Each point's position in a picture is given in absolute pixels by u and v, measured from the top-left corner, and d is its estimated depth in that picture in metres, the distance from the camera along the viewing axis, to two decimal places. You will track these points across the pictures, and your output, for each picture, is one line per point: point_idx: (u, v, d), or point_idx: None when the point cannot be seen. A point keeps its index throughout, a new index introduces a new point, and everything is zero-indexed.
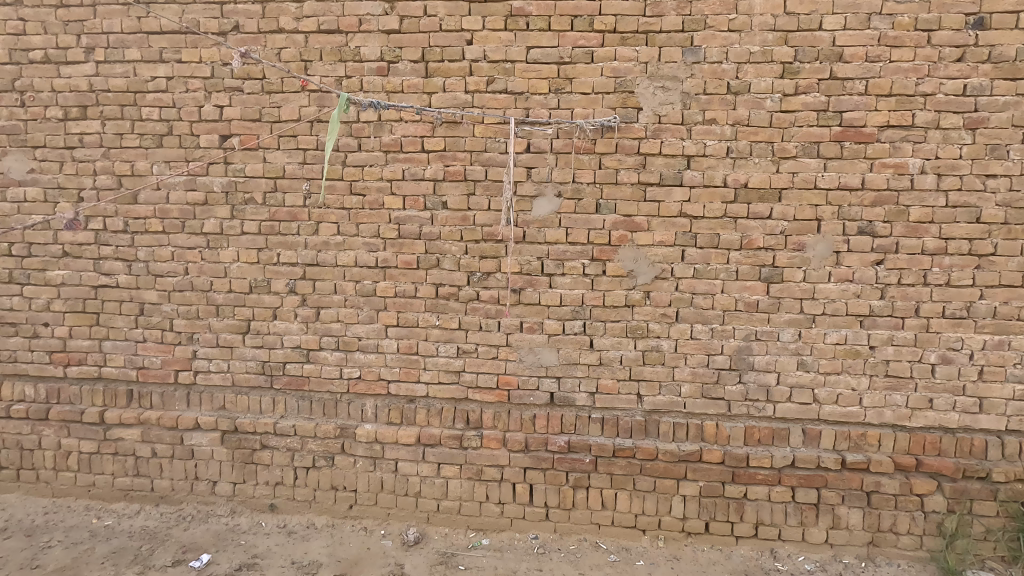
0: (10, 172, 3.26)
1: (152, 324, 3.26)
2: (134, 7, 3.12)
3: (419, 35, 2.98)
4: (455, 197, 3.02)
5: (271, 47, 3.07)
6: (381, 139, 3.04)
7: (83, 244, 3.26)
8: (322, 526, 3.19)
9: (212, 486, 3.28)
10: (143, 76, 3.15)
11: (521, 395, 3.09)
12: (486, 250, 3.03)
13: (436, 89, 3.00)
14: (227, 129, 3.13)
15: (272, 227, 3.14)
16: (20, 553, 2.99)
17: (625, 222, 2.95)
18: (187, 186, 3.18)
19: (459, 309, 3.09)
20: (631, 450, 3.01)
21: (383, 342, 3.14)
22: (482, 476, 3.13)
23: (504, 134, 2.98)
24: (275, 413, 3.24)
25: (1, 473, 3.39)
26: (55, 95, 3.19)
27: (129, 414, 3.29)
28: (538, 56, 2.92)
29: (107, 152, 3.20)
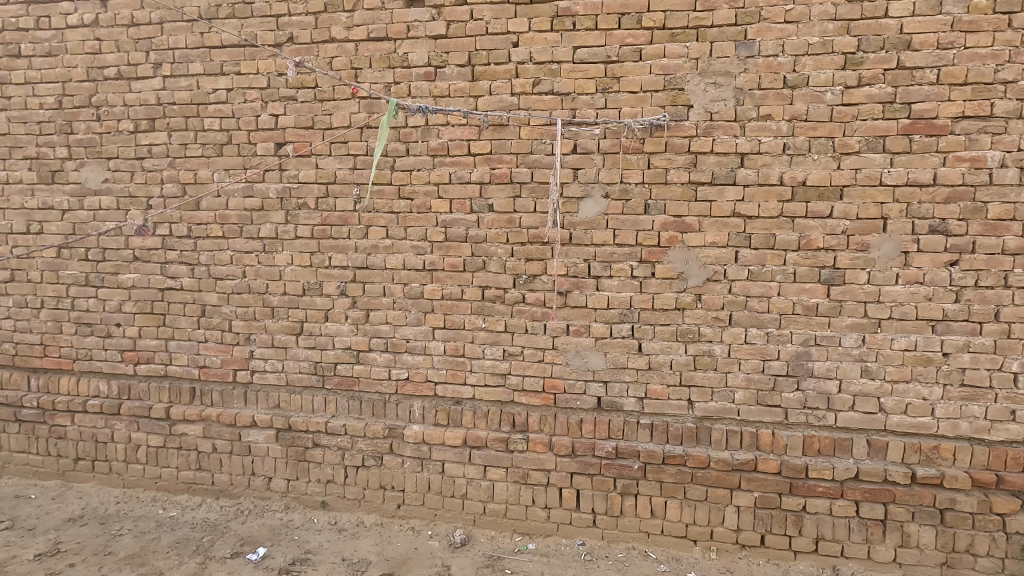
0: (87, 182, 3.49)
1: (213, 325, 3.41)
2: (197, 23, 3.28)
3: (466, 39, 3.00)
4: (501, 199, 3.02)
5: (323, 56, 3.16)
6: (429, 143, 3.08)
7: (151, 248, 3.44)
8: (372, 524, 3.24)
9: (268, 482, 3.40)
10: (205, 88, 3.30)
11: (567, 398, 3.06)
12: (533, 252, 3.01)
13: (482, 92, 3.01)
14: (282, 137, 3.24)
15: (324, 232, 3.23)
16: (95, 539, 3.13)
17: (675, 222, 2.87)
18: (245, 193, 3.31)
19: (505, 312, 3.08)
20: (681, 458, 2.92)
21: (430, 344, 3.17)
22: (528, 480, 3.11)
23: (550, 136, 2.96)
24: (326, 412, 3.33)
25: (79, 464, 3.61)
26: (126, 109, 3.40)
27: (192, 411, 3.44)
28: (585, 56, 2.89)
29: (173, 161, 3.37)
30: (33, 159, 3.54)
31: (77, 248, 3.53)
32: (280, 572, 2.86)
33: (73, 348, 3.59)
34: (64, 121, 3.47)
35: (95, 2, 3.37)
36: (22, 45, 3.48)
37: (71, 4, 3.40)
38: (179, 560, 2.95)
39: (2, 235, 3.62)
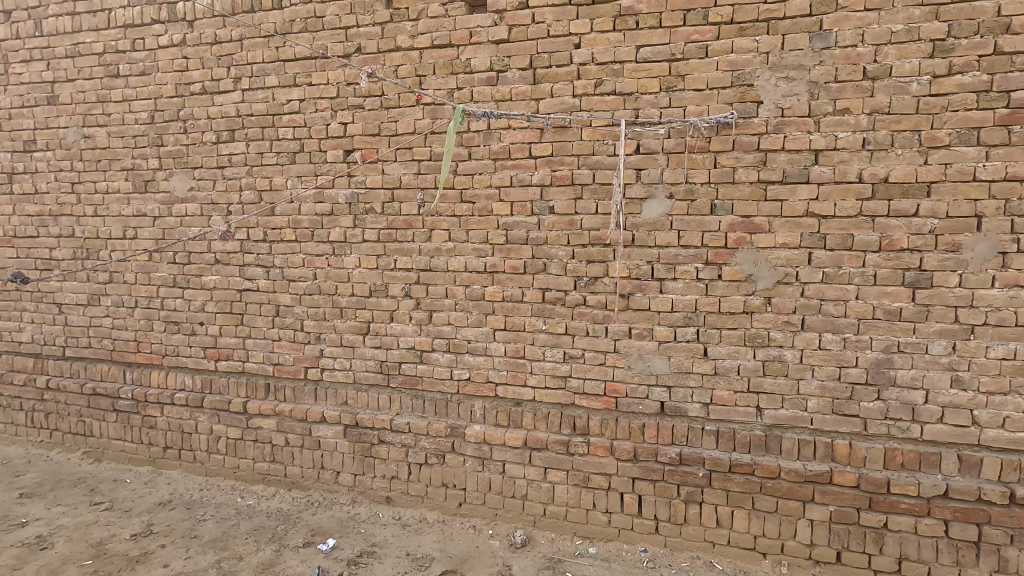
0: (175, 190, 3.75)
1: (287, 324, 3.59)
2: (273, 38, 3.46)
3: (527, 43, 3.02)
4: (562, 201, 3.02)
5: (389, 65, 3.26)
6: (491, 147, 3.12)
7: (231, 252, 3.66)
8: (434, 521, 3.32)
9: (336, 476, 3.54)
10: (280, 100, 3.48)
11: (629, 403, 3.02)
12: (594, 254, 2.99)
13: (544, 95, 3.02)
14: (350, 144, 3.37)
15: (389, 235, 3.33)
16: (182, 522, 3.36)
17: (743, 223, 2.77)
18: (316, 199, 3.46)
19: (565, 314, 3.08)
20: (750, 467, 2.82)
21: (491, 345, 3.21)
22: (589, 483, 3.09)
23: (612, 137, 2.93)
24: (391, 410, 3.43)
25: (167, 452, 3.89)
26: (210, 121, 3.63)
27: (266, 405, 3.63)
28: (649, 54, 2.84)
29: (251, 170, 3.57)
30: (128, 171, 3.84)
31: (166, 252, 3.80)
32: (348, 562, 2.97)
33: (162, 345, 3.87)
34: (155, 134, 3.75)
35: (183, 23, 3.63)
36: (120, 66, 3.79)
37: (162, 26, 3.68)
38: (256, 546, 3.12)
39: (103, 240, 3.95)
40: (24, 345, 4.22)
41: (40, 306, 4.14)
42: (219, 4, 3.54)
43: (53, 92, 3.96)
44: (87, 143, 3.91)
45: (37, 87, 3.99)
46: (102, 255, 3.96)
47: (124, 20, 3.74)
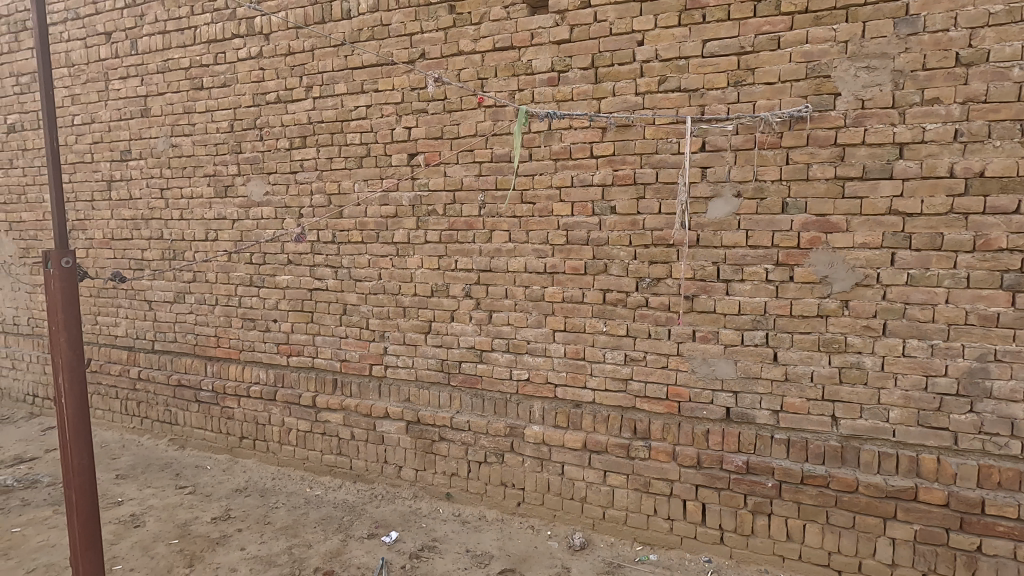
0: (252, 195, 3.97)
1: (353, 322, 3.72)
2: (342, 47, 3.60)
3: (589, 42, 3.00)
4: (623, 201, 2.97)
5: (452, 69, 3.33)
6: (551, 148, 3.11)
7: (302, 253, 3.84)
8: (493, 519, 3.35)
9: (399, 470, 3.64)
10: (349, 106, 3.61)
11: (692, 408, 2.93)
12: (657, 254, 2.93)
13: (606, 94, 2.99)
14: (414, 148, 3.46)
15: (451, 236, 3.39)
16: (256, 509, 3.55)
17: (818, 222, 2.63)
18: (381, 201, 3.57)
19: (626, 316, 3.03)
20: (824, 479, 2.67)
21: (551, 346, 3.21)
22: (650, 489, 3.02)
23: (676, 134, 2.85)
24: (451, 408, 3.49)
25: (243, 441, 4.13)
26: (284, 129, 3.82)
27: (334, 400, 3.78)
28: (716, 49, 2.75)
29: (321, 174, 3.73)
30: (211, 177, 4.11)
31: (244, 253, 4.04)
32: (411, 555, 3.04)
33: (240, 340, 4.11)
34: (235, 142, 3.99)
35: (260, 36, 3.84)
36: (204, 79, 4.05)
37: (242, 40, 3.91)
38: (324, 535, 3.25)
39: (188, 242, 4.24)
40: (120, 339, 4.59)
41: (133, 303, 4.49)
42: (293, 17, 3.72)
43: (146, 106, 4.29)
44: (175, 152, 4.21)
45: (132, 101, 4.33)
46: (187, 256, 4.26)
47: (208, 36, 4.00)
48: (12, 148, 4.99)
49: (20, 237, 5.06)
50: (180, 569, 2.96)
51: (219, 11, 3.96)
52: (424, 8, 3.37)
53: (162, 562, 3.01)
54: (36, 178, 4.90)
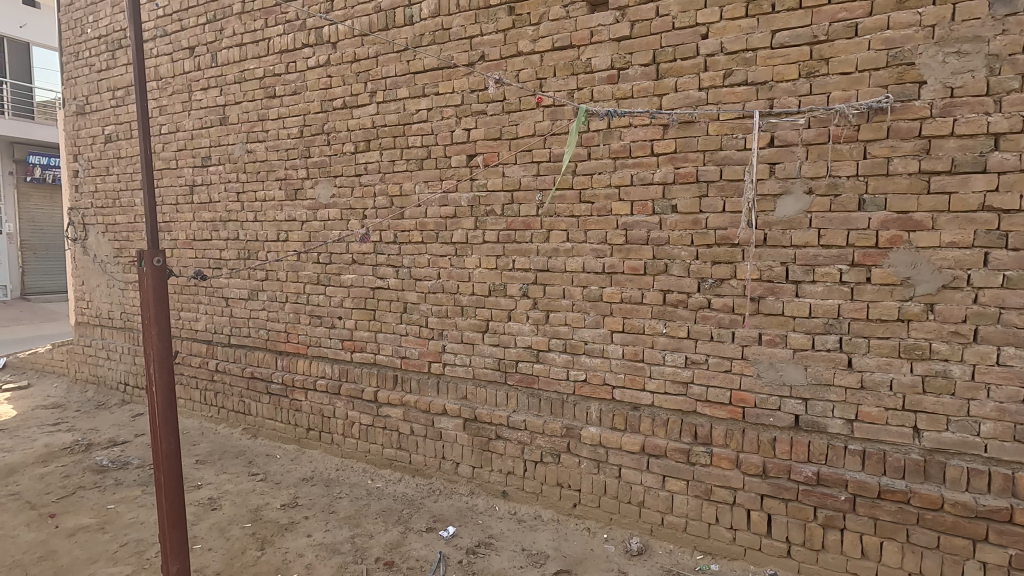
0: (319, 197, 4.15)
1: (413, 320, 3.82)
2: (405, 52, 3.70)
3: (650, 37, 2.94)
4: (685, 200, 2.89)
5: (511, 70, 3.35)
6: (611, 147, 3.08)
7: (366, 253, 3.98)
8: (549, 519, 3.34)
9: (456, 466, 3.70)
10: (411, 110, 3.71)
11: (758, 414, 2.82)
12: (721, 254, 2.83)
13: (668, 90, 2.92)
14: (473, 149, 3.50)
15: (509, 236, 3.42)
16: (322, 498, 3.71)
17: (900, 219, 2.46)
18: (441, 202, 3.64)
19: (688, 317, 2.94)
20: (904, 494, 2.50)
21: (609, 347, 3.17)
22: (712, 496, 2.93)
23: (742, 130, 2.75)
24: (508, 407, 3.52)
25: (310, 433, 4.33)
26: (349, 133, 3.97)
27: (394, 396, 3.89)
28: (786, 39, 2.63)
29: (384, 176, 3.85)
30: (282, 180, 4.32)
31: (312, 253, 4.23)
32: (467, 550, 3.09)
33: (307, 336, 4.31)
34: (304, 147, 4.18)
35: (328, 45, 4.01)
36: (276, 87, 4.27)
37: (311, 49, 4.09)
38: (385, 526, 3.35)
39: (261, 243, 4.48)
40: (200, 333, 4.91)
41: (212, 300, 4.80)
42: (358, 25, 3.86)
43: (224, 114, 4.57)
44: (250, 157, 4.47)
45: (212, 110, 4.63)
46: (260, 255, 4.50)
47: (280, 46, 4.22)
48: (109, 157, 5.44)
49: (115, 238, 5.51)
50: (252, 550, 3.13)
51: (291, 22, 4.16)
52: (484, 10, 3.41)
53: (236, 544, 3.19)
54: (129, 184, 5.32)
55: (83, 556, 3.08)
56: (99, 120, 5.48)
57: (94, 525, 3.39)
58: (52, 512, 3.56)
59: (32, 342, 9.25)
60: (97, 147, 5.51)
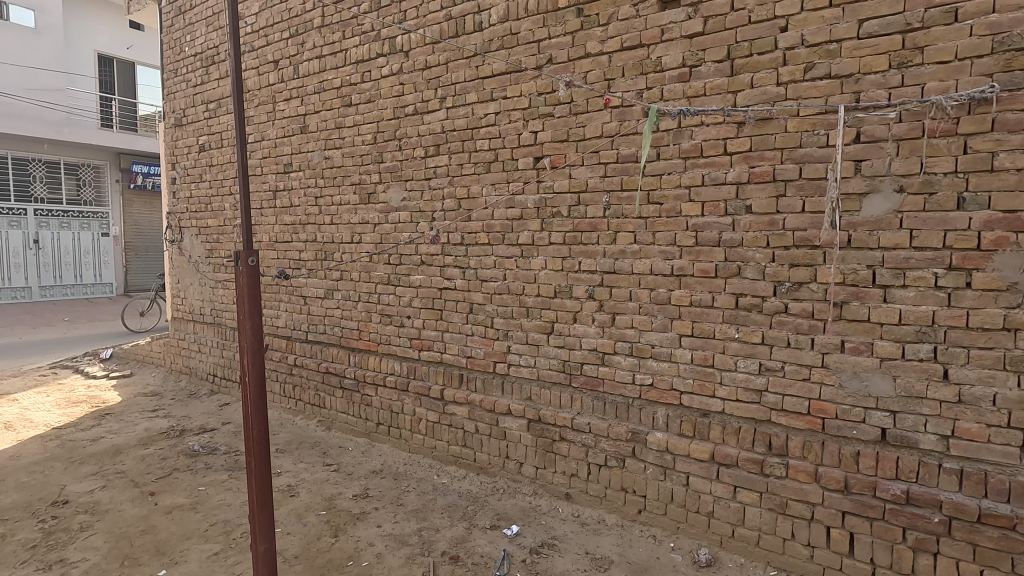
0: (391, 200, 4.31)
1: (479, 320, 3.89)
2: (474, 58, 3.77)
3: (725, 33, 2.85)
4: (761, 200, 2.78)
5: (579, 71, 3.35)
6: (681, 146, 3.01)
7: (434, 254, 4.09)
8: (613, 524, 3.30)
9: (520, 466, 3.73)
10: (479, 114, 3.78)
11: (839, 426, 2.67)
12: (799, 257, 2.70)
13: (743, 86, 2.82)
14: (540, 151, 3.52)
15: (575, 238, 3.41)
16: (391, 491, 3.85)
17: (1006, 219, 2.26)
18: (508, 204, 3.69)
19: (762, 323, 2.83)
20: (1009, 519, 2.29)
21: (677, 351, 3.09)
22: (788, 510, 2.79)
23: (825, 126, 2.61)
24: (572, 409, 3.51)
25: (379, 427, 4.50)
26: (420, 138, 4.10)
27: (460, 394, 3.98)
28: (875, 28, 2.48)
29: (452, 180, 3.95)
30: (356, 185, 4.52)
31: (383, 254, 4.39)
32: (531, 550, 3.10)
33: (378, 334, 4.48)
34: (377, 153, 4.36)
35: (401, 54, 4.16)
36: (352, 96, 4.48)
37: (385, 58, 4.26)
38: (451, 522, 3.43)
39: (337, 244, 4.70)
40: (280, 329, 5.22)
41: (292, 298, 5.09)
42: (430, 33, 3.98)
43: (304, 123, 4.83)
44: (327, 163, 4.70)
45: (294, 119, 4.91)
46: (336, 256, 4.73)
47: (357, 57, 4.42)
48: (202, 165, 5.88)
49: (206, 240, 5.96)
50: (327, 537, 3.28)
51: (367, 33, 4.35)
52: (553, 13, 3.43)
53: (313, 529, 3.37)
54: (220, 190, 5.74)
55: (178, 532, 3.35)
56: (194, 131, 5.94)
57: (187, 505, 3.67)
58: (151, 490, 3.89)
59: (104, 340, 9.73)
60: (192, 156, 5.97)
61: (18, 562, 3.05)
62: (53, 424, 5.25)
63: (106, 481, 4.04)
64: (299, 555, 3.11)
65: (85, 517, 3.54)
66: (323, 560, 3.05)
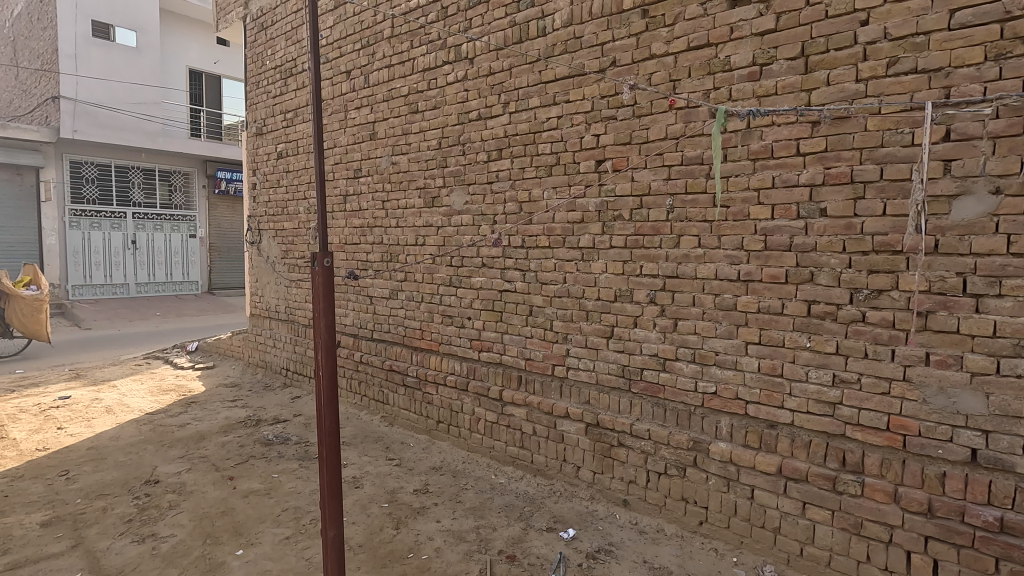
0: (454, 204, 4.42)
1: (538, 323, 3.92)
2: (537, 63, 3.81)
3: (799, 29, 2.74)
4: (836, 202, 2.65)
5: (643, 74, 3.32)
6: (750, 147, 2.91)
7: (495, 257, 4.16)
8: (672, 534, 3.22)
9: (577, 470, 3.72)
10: (541, 118, 3.81)
11: (922, 444, 2.49)
12: (879, 262, 2.55)
13: (818, 84, 2.70)
14: (603, 154, 3.51)
15: (637, 241, 3.37)
16: (450, 487, 3.94)
17: None
18: (569, 208, 3.69)
19: (837, 332, 2.69)
20: None
21: (743, 359, 3.00)
22: (863, 531, 2.63)
23: (910, 124, 2.46)
24: (631, 415, 3.46)
25: (439, 424, 4.61)
26: (482, 143, 4.17)
27: (519, 396, 4.01)
28: (968, 18, 2.33)
29: (514, 183, 4.00)
30: (421, 189, 4.66)
31: (446, 256, 4.51)
32: (587, 555, 3.09)
33: (440, 334, 4.60)
34: (441, 158, 4.48)
35: (466, 61, 4.26)
36: (419, 103, 4.63)
37: (451, 65, 4.37)
38: (507, 521, 3.46)
39: (402, 247, 4.87)
40: (348, 327, 5.45)
41: (359, 298, 5.31)
42: (494, 40, 4.06)
43: (373, 130, 5.04)
44: (394, 168, 4.88)
45: (364, 127, 5.13)
46: (401, 258, 4.90)
47: (423, 65, 4.57)
48: (280, 171, 6.25)
49: (283, 241, 6.32)
50: (389, 529, 3.40)
51: (433, 42, 4.48)
52: (618, 16, 3.42)
53: (376, 520, 3.50)
54: (296, 194, 6.07)
55: (254, 515, 3.57)
56: (273, 139, 6.32)
57: (262, 490, 3.92)
58: (231, 475, 4.18)
59: (114, 343, 9.56)
60: (271, 163, 6.35)
61: (117, 533, 3.36)
62: (146, 410, 5.74)
63: (192, 463, 4.37)
64: (363, 544, 3.24)
65: (173, 496, 3.84)
66: (385, 551, 3.17)
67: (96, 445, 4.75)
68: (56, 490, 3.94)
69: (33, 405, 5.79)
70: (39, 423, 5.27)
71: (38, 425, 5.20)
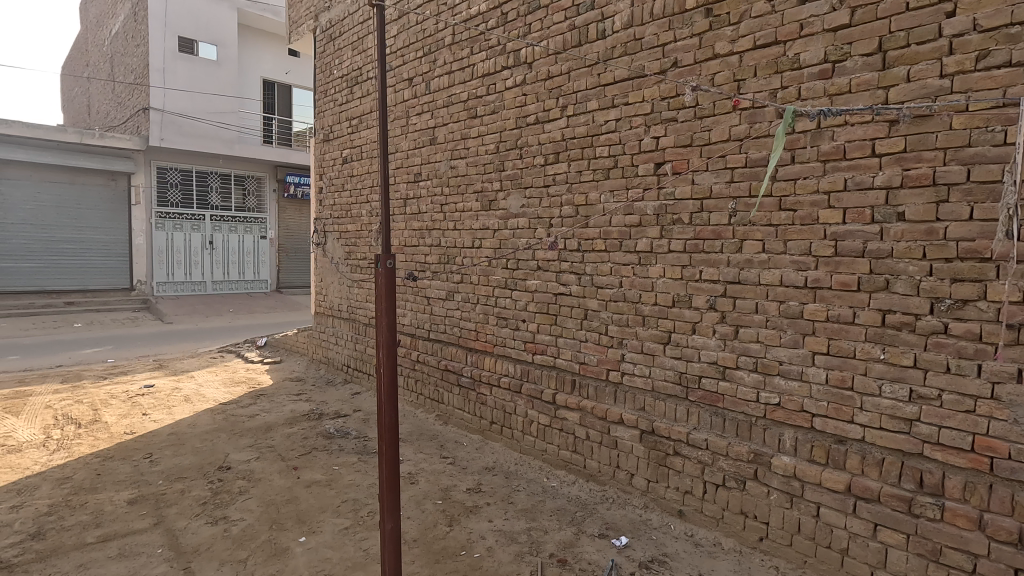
0: (510, 207, 4.46)
1: (593, 327, 3.89)
2: (596, 66, 3.80)
3: (877, 24, 2.60)
4: (917, 206, 2.49)
5: (706, 74, 3.24)
6: (821, 148, 2.78)
7: (551, 260, 4.16)
8: (729, 548, 3.11)
9: (630, 477, 3.66)
10: (599, 121, 3.79)
11: (1012, 468, 2.30)
12: (964, 271, 2.38)
13: (898, 80, 2.55)
14: (661, 157, 3.45)
15: (696, 245, 3.29)
16: (502, 488, 3.97)
17: None
18: (626, 211, 3.65)
19: (915, 344, 2.52)
20: None
21: (809, 370, 2.86)
22: (942, 558, 2.45)
23: (1002, 121, 2.28)
24: (688, 423, 3.38)
25: (493, 425, 4.65)
26: (540, 146, 4.19)
27: (572, 399, 4.00)
28: None
29: (571, 186, 3.99)
30: (478, 193, 4.74)
31: (502, 259, 4.55)
32: (641, 564, 3.03)
33: (495, 336, 4.65)
34: (499, 162, 4.54)
35: (525, 65, 4.30)
36: (478, 108, 4.71)
37: (510, 70, 4.43)
38: (559, 525, 3.46)
39: (459, 249, 4.96)
40: (406, 327, 5.61)
41: (416, 298, 5.46)
42: (553, 44, 4.08)
43: (433, 135, 5.17)
44: (452, 172, 4.98)
45: (424, 132, 5.27)
46: (458, 260, 4.99)
47: (483, 70, 4.64)
48: (345, 175, 6.51)
49: (346, 243, 6.58)
50: (442, 525, 3.47)
51: (492, 48, 4.55)
52: (680, 16, 3.36)
53: (430, 516, 3.58)
54: (359, 198, 6.30)
55: (316, 505, 3.74)
56: (339, 145, 6.59)
57: (323, 481, 4.09)
58: (295, 465, 4.39)
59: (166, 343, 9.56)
60: (337, 168, 6.62)
61: (193, 514, 3.61)
62: (220, 400, 6.12)
63: (260, 452, 4.63)
64: (418, 538, 3.33)
65: (242, 482, 4.08)
66: (439, 547, 3.23)
67: (176, 431, 5.11)
68: (141, 471, 4.27)
69: (122, 391, 6.31)
70: (127, 408, 5.72)
71: (126, 410, 5.66)
